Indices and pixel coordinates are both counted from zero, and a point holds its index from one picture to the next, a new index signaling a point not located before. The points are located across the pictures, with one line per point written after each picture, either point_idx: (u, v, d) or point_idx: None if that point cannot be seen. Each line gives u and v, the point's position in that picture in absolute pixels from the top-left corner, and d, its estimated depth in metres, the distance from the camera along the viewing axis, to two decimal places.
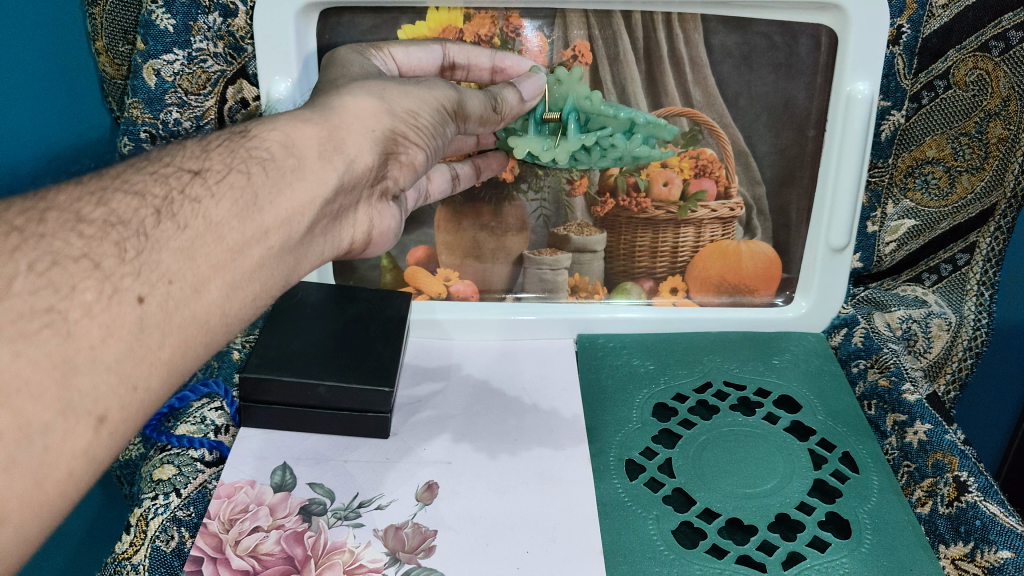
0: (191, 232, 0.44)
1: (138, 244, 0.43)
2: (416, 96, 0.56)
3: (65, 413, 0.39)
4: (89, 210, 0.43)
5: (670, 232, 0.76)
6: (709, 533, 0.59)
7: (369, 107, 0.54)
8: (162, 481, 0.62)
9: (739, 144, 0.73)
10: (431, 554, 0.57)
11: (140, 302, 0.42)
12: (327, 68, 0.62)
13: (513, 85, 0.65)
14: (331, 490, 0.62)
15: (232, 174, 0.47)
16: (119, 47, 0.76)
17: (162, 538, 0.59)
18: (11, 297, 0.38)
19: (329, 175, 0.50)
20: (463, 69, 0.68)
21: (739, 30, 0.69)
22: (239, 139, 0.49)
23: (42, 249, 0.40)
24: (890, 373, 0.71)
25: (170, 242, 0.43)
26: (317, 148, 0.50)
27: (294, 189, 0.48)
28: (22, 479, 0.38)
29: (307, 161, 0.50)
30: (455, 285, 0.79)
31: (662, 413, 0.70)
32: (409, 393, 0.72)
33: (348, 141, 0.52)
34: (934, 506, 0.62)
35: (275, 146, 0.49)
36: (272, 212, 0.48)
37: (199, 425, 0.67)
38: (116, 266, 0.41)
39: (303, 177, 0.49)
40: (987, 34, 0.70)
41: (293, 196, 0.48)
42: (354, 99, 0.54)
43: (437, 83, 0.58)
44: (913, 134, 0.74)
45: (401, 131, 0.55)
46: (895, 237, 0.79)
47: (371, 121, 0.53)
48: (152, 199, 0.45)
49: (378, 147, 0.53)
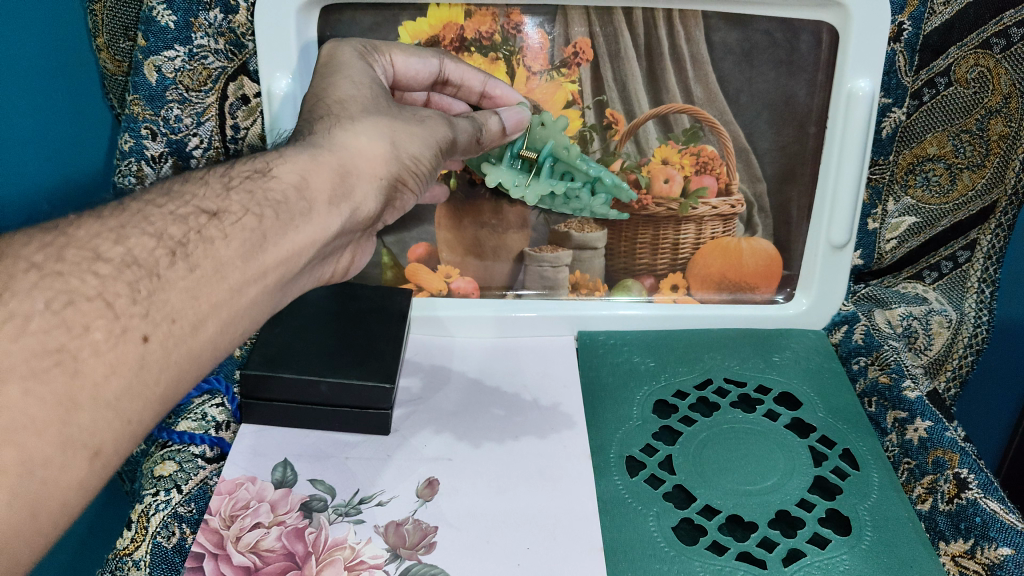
0: (199, 273, 0.44)
1: (150, 284, 0.42)
2: (421, 139, 0.56)
3: (65, 447, 0.38)
4: (107, 248, 0.43)
5: (670, 229, 0.76)
6: (709, 530, 0.59)
7: (380, 153, 0.53)
8: (162, 478, 0.63)
9: (739, 140, 0.73)
10: (432, 550, 0.57)
11: (145, 341, 0.41)
12: (328, 74, 0.59)
13: (496, 113, 0.65)
14: (332, 487, 0.63)
15: (246, 217, 0.47)
16: (120, 44, 0.76)
17: (163, 534, 0.59)
18: (25, 337, 0.38)
19: (333, 222, 0.51)
20: (453, 85, 0.69)
21: (740, 27, 0.69)
22: (259, 177, 0.49)
23: (57, 287, 0.40)
24: (890, 370, 0.71)
25: (179, 282, 0.43)
26: (328, 190, 0.51)
27: (298, 232, 0.49)
28: (19, 511, 0.37)
29: (317, 205, 0.50)
30: (455, 281, 0.79)
31: (663, 410, 0.70)
32: (410, 390, 0.72)
33: (357, 189, 0.52)
34: (934, 503, 0.62)
35: (289, 188, 0.49)
36: (275, 252, 0.48)
37: (200, 422, 0.67)
38: (127, 306, 0.41)
39: (310, 222, 0.49)
40: (988, 31, 0.70)
41: (296, 239, 0.49)
42: (371, 125, 0.54)
43: (438, 119, 0.58)
44: (913, 131, 0.74)
45: (403, 177, 0.55)
46: (895, 235, 0.79)
47: (378, 168, 0.53)
48: (168, 240, 0.44)
49: (382, 194, 0.54)
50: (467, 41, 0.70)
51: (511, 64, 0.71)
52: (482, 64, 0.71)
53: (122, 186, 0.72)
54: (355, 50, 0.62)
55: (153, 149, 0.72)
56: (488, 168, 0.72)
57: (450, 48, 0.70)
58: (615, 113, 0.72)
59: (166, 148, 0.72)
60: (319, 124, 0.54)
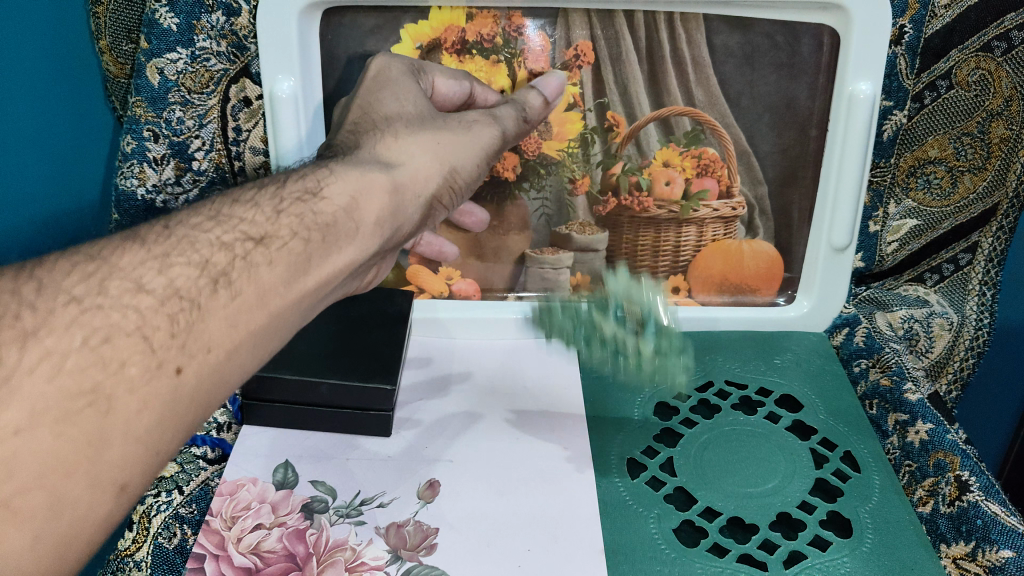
0: (241, 300, 0.45)
1: (189, 316, 0.43)
2: (466, 153, 0.60)
3: (92, 487, 0.38)
4: (150, 277, 0.43)
5: (671, 232, 0.76)
6: (709, 533, 0.59)
7: (426, 170, 0.56)
8: (164, 479, 0.63)
9: (741, 144, 0.73)
10: (432, 552, 0.57)
11: (179, 373, 0.42)
12: (376, 86, 0.61)
13: (534, 88, 0.70)
14: (333, 488, 0.63)
15: (293, 240, 0.48)
16: (123, 46, 0.76)
17: (164, 535, 0.59)
18: (62, 374, 0.38)
19: (373, 242, 0.53)
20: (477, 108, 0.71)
21: (742, 29, 0.69)
22: (309, 198, 0.50)
23: (99, 322, 0.40)
24: (891, 372, 0.71)
25: (220, 311, 0.44)
26: (376, 213, 0.53)
27: (341, 254, 0.51)
28: (45, 554, 0.37)
29: (362, 226, 0.52)
30: (457, 284, 0.79)
31: (663, 412, 0.71)
32: (411, 392, 0.72)
33: (402, 206, 0.55)
34: (935, 505, 0.61)
35: (338, 209, 0.51)
36: (316, 275, 0.49)
37: (201, 424, 0.68)
38: (165, 339, 0.42)
39: (353, 242, 0.52)
40: (989, 34, 0.69)
41: (339, 260, 0.51)
42: (416, 141, 0.57)
43: (485, 124, 0.62)
44: (914, 134, 0.74)
45: (440, 194, 0.59)
46: (897, 237, 0.79)
47: (421, 188, 0.56)
48: (211, 268, 0.45)
49: (421, 210, 0.57)
50: (468, 44, 0.70)
51: (513, 66, 0.71)
52: (484, 67, 0.71)
53: (123, 188, 0.73)
54: (404, 66, 0.64)
55: (155, 151, 0.72)
56: (542, 170, 0.74)
57: (451, 50, 0.70)
58: (616, 115, 0.72)
59: (167, 150, 0.72)
60: (367, 137, 0.56)
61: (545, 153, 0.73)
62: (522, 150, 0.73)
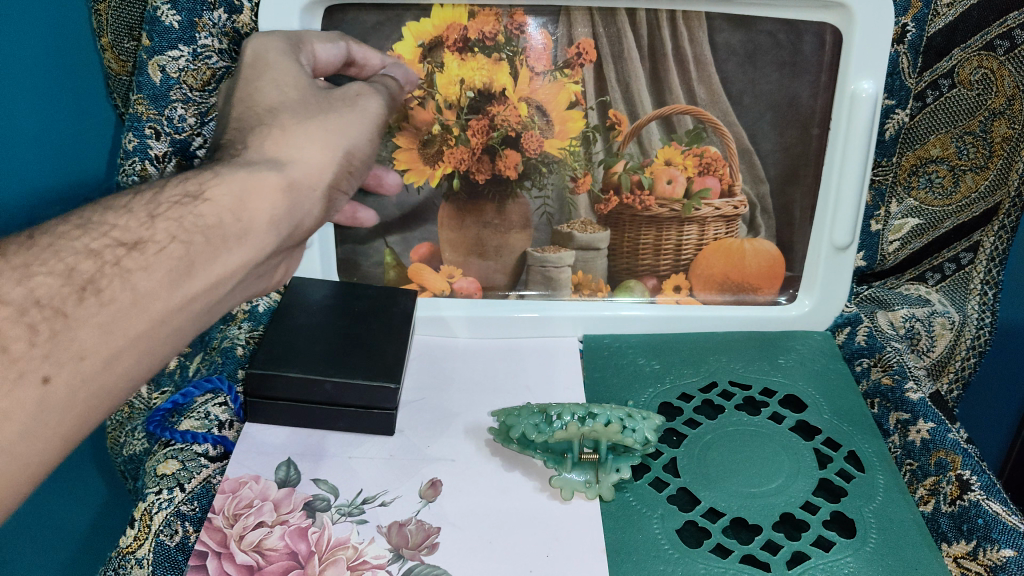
0: (115, 307, 0.44)
1: (53, 325, 0.43)
2: (356, 134, 0.56)
3: None
4: (9, 288, 0.43)
5: (673, 231, 0.75)
6: (714, 533, 0.59)
7: (320, 158, 0.54)
8: (166, 476, 0.62)
9: (743, 142, 0.73)
10: (435, 551, 0.57)
11: (44, 383, 0.42)
12: (257, 75, 0.57)
13: (390, 78, 0.66)
14: (336, 486, 0.63)
15: (173, 245, 0.47)
16: (125, 44, 0.76)
17: (166, 533, 0.59)
18: None
19: (268, 242, 0.52)
20: (357, 67, 0.67)
21: (744, 28, 0.69)
22: (189, 201, 0.49)
23: None
24: (893, 372, 0.71)
25: (90, 320, 0.44)
26: (268, 212, 0.51)
27: (230, 255, 0.50)
28: None
29: (254, 227, 0.51)
30: (459, 282, 0.79)
31: (668, 412, 0.70)
32: (415, 391, 0.72)
33: (300, 199, 0.53)
34: (937, 505, 0.61)
35: (225, 212, 0.50)
36: (202, 278, 0.48)
37: (203, 421, 0.67)
38: (25, 350, 0.42)
39: (246, 242, 0.51)
40: (992, 33, 0.70)
41: (228, 261, 0.49)
42: (306, 133, 0.54)
43: (371, 97, 0.59)
44: (917, 133, 0.75)
45: (337, 181, 0.56)
46: (899, 236, 0.79)
47: (315, 177, 0.54)
48: (76, 278, 0.44)
49: (321, 199, 0.55)
50: (470, 42, 0.70)
51: (515, 64, 0.70)
52: (485, 65, 0.71)
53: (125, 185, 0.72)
54: (282, 45, 0.59)
55: (156, 149, 0.72)
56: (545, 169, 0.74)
57: (453, 48, 0.70)
58: (618, 113, 0.72)
59: (169, 148, 0.72)
60: (254, 135, 0.54)
61: (547, 151, 0.73)
62: (524, 149, 0.73)
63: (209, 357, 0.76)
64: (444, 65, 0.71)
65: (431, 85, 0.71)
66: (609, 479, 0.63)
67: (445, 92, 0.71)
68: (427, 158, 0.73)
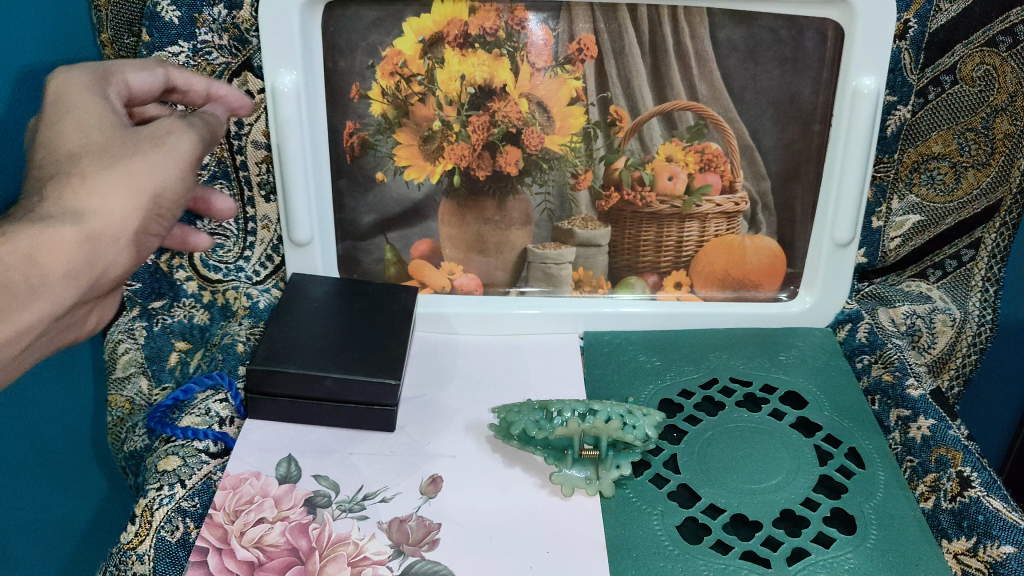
0: None
1: None
2: (167, 175, 0.50)
3: None
4: None
5: (674, 227, 0.75)
6: (714, 529, 0.60)
7: (123, 207, 0.48)
8: (167, 472, 0.62)
9: (745, 138, 0.73)
10: (435, 547, 0.57)
11: None
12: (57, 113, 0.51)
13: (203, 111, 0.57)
14: (336, 482, 0.63)
15: None
16: (125, 40, 0.75)
17: (167, 528, 0.59)
18: None
19: (68, 296, 0.48)
20: (179, 93, 0.62)
21: (746, 24, 0.69)
22: None
23: None
24: (894, 368, 0.71)
25: None
26: (64, 265, 0.47)
27: (21, 314, 0.46)
28: None
29: (50, 281, 0.46)
30: (460, 278, 0.79)
31: (669, 409, 0.70)
32: (415, 387, 0.72)
33: (105, 250, 0.48)
34: (937, 501, 0.61)
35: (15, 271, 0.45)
36: None
37: (204, 417, 0.67)
38: None
39: (38, 299, 0.46)
40: (994, 29, 0.70)
41: (19, 320, 0.46)
42: (109, 179, 0.48)
43: (182, 135, 0.52)
44: (919, 129, 0.74)
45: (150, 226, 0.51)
46: (900, 233, 0.78)
47: (122, 228, 0.48)
48: None
49: (130, 247, 0.50)
50: (471, 38, 0.70)
51: (516, 60, 0.70)
52: (486, 61, 0.70)
53: None
54: (86, 80, 0.54)
55: None
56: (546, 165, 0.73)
57: (454, 44, 0.70)
58: (619, 109, 0.72)
59: None
60: (49, 183, 0.47)
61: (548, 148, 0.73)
62: (525, 145, 0.73)
63: (209, 353, 0.76)
64: (445, 60, 0.71)
65: (432, 81, 0.71)
66: (609, 475, 0.63)
67: (446, 88, 0.71)
68: (427, 154, 0.74)
